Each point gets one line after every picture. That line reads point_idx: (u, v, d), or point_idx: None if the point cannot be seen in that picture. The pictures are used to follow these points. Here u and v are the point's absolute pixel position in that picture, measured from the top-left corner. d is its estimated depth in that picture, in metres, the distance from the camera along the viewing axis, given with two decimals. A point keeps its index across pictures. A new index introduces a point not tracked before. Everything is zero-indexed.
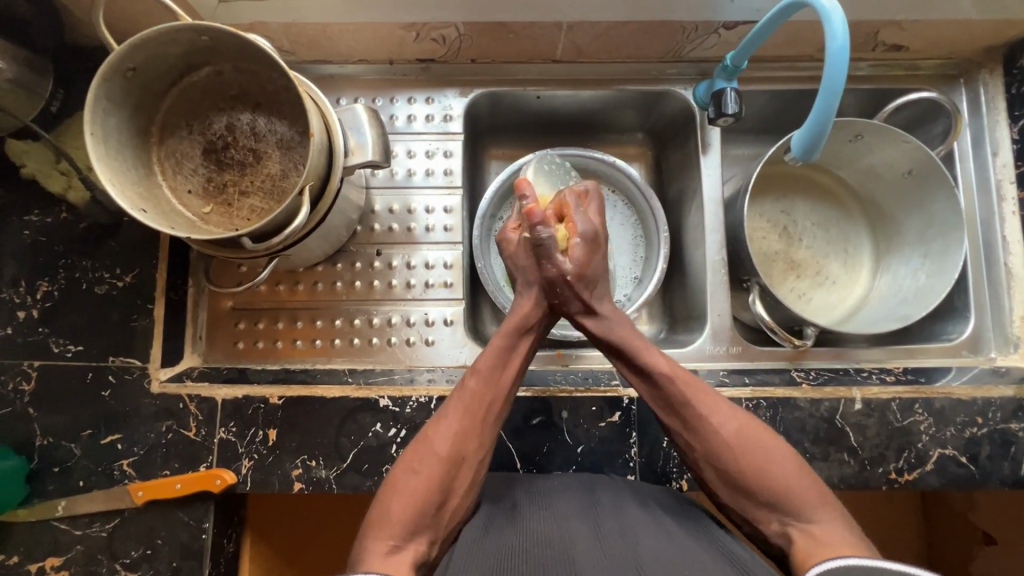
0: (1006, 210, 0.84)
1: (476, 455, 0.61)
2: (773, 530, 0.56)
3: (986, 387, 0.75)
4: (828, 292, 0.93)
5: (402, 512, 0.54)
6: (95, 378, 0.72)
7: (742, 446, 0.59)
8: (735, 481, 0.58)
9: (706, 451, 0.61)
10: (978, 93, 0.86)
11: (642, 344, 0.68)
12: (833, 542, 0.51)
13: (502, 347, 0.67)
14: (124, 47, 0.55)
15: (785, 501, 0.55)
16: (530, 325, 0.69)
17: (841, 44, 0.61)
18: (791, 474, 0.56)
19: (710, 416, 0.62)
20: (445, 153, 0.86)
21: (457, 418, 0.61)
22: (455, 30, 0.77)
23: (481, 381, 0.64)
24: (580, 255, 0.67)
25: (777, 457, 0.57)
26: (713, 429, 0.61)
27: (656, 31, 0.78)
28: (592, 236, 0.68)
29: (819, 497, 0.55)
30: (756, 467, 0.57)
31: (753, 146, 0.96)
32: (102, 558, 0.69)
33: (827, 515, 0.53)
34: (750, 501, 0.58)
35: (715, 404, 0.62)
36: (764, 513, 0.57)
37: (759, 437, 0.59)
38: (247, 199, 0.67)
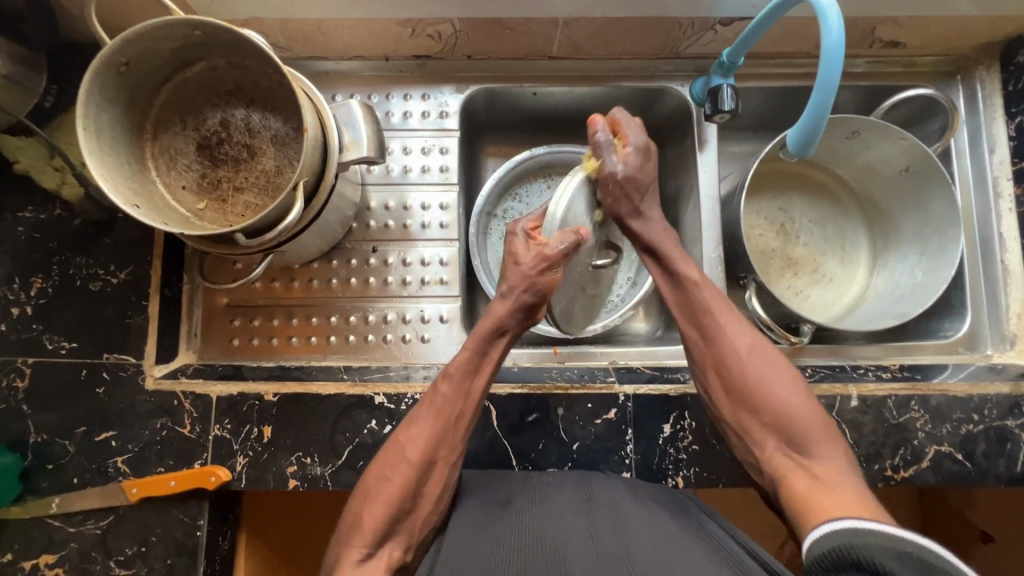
0: (1003, 207, 0.84)
1: (450, 459, 0.61)
2: (766, 451, 0.60)
3: (982, 384, 0.74)
4: (825, 289, 0.93)
5: (372, 522, 0.55)
6: (89, 375, 0.72)
7: (756, 365, 0.63)
8: (742, 396, 0.62)
9: (719, 363, 0.64)
10: (974, 90, 0.86)
11: (679, 253, 0.70)
12: (830, 476, 0.54)
13: (474, 351, 0.64)
14: (117, 41, 0.55)
15: (787, 426, 0.59)
16: (502, 330, 0.64)
17: (836, 39, 0.60)
18: (798, 401, 0.60)
19: (730, 332, 0.65)
20: (441, 149, 0.85)
21: (426, 424, 0.60)
22: (451, 26, 0.77)
23: (452, 384, 0.62)
24: (632, 161, 0.66)
25: (788, 384, 0.61)
26: (729, 341, 0.64)
27: (653, 28, 0.77)
28: (643, 147, 0.66)
29: (819, 428, 0.58)
30: (766, 388, 0.61)
31: (750, 143, 0.95)
32: (96, 556, 0.68)
33: (828, 449, 0.57)
34: (752, 420, 0.61)
35: (735, 321, 0.65)
36: (761, 431, 0.60)
37: (772, 360, 0.63)
38: (241, 195, 0.67)
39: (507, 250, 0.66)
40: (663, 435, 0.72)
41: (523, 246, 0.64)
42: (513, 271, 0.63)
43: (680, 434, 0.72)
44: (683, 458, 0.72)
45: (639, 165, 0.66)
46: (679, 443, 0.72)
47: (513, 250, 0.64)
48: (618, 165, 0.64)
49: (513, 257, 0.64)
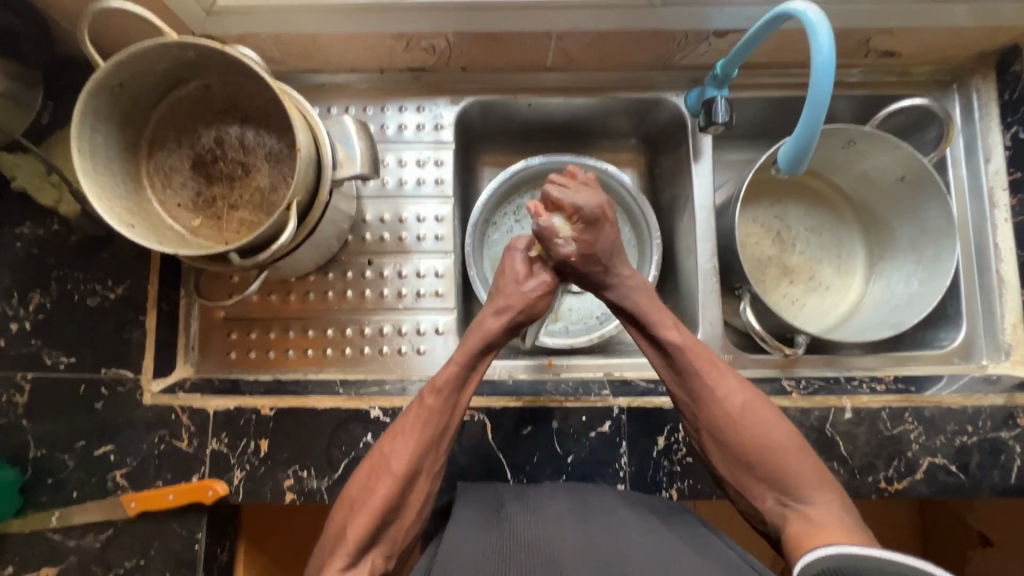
0: (998, 217, 0.84)
1: (432, 469, 0.62)
2: (765, 504, 0.60)
3: (977, 396, 0.74)
4: (821, 298, 0.93)
5: (356, 534, 0.55)
6: (88, 389, 0.72)
7: (747, 423, 0.61)
8: (736, 454, 0.61)
9: (710, 422, 0.63)
10: (970, 99, 0.86)
11: (659, 308, 0.67)
12: (826, 522, 0.54)
13: (461, 366, 0.63)
14: (109, 63, 0.55)
15: (782, 480, 0.59)
16: (492, 345, 0.66)
17: (826, 57, 0.60)
18: (791, 454, 0.59)
19: (721, 390, 0.63)
20: (436, 162, 0.86)
21: (412, 438, 0.60)
22: (446, 40, 0.77)
23: (439, 398, 0.62)
24: (583, 237, 0.64)
25: (781, 437, 0.60)
26: (720, 401, 0.62)
27: (648, 40, 0.77)
28: (591, 213, 0.63)
29: (814, 479, 0.58)
30: (758, 445, 0.60)
31: (746, 152, 0.95)
32: (96, 568, 0.69)
33: (823, 497, 0.57)
34: (748, 475, 0.61)
35: (726, 378, 0.64)
36: (758, 485, 0.60)
37: (764, 412, 0.62)
38: (236, 213, 0.67)
39: (503, 268, 0.69)
40: (656, 447, 0.73)
41: (522, 267, 0.68)
42: (513, 290, 0.67)
43: (674, 446, 0.73)
44: (677, 471, 0.72)
45: (591, 240, 0.64)
46: (673, 455, 0.73)
47: (513, 267, 0.68)
48: (568, 250, 0.64)
49: (514, 275, 0.67)
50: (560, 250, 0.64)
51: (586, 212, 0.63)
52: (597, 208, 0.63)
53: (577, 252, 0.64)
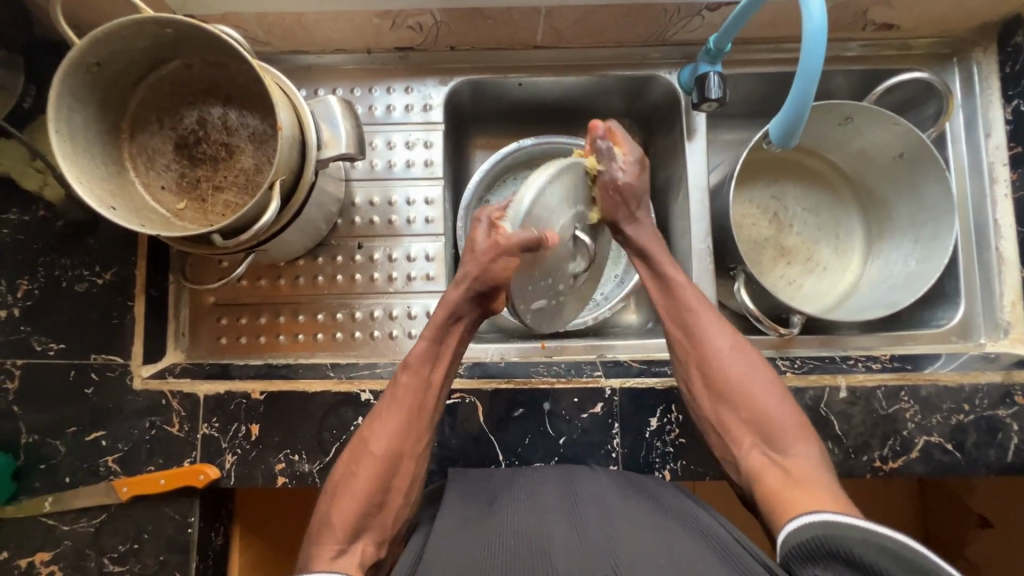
0: (999, 193, 0.82)
1: (415, 451, 0.63)
2: (744, 450, 0.61)
3: (974, 373, 0.73)
4: (819, 279, 0.92)
5: (342, 520, 0.56)
6: (78, 376, 0.72)
7: (734, 366, 0.64)
8: (720, 396, 0.64)
9: (700, 363, 0.66)
10: (970, 72, 0.84)
11: (665, 256, 0.73)
12: (804, 472, 0.55)
13: (431, 339, 0.67)
14: (85, 41, 0.54)
15: (763, 426, 0.60)
16: (457, 316, 0.67)
17: (818, 26, 0.59)
18: (775, 404, 0.61)
19: (711, 333, 0.67)
20: (426, 143, 0.84)
21: (389, 417, 0.63)
22: (432, 17, 0.75)
23: (411, 376, 0.65)
24: (632, 170, 0.71)
25: (767, 383, 0.63)
26: (709, 342, 0.66)
27: (639, 14, 0.76)
28: (637, 158, 0.71)
29: (796, 428, 0.59)
30: (743, 390, 0.63)
31: (741, 131, 0.94)
32: (91, 553, 0.70)
33: (802, 447, 0.58)
34: (731, 416, 0.63)
35: (718, 324, 0.67)
36: (738, 429, 0.62)
37: (752, 362, 0.65)
38: (221, 194, 0.66)
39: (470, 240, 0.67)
40: (649, 428, 0.72)
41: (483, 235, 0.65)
42: (470, 258, 0.65)
43: (666, 427, 0.72)
44: (670, 451, 0.72)
45: (639, 174, 0.72)
46: (666, 436, 0.72)
47: (473, 239, 0.66)
48: (621, 173, 0.70)
49: (473, 245, 0.66)
50: (619, 173, 0.70)
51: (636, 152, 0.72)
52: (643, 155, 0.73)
53: (628, 176, 0.70)
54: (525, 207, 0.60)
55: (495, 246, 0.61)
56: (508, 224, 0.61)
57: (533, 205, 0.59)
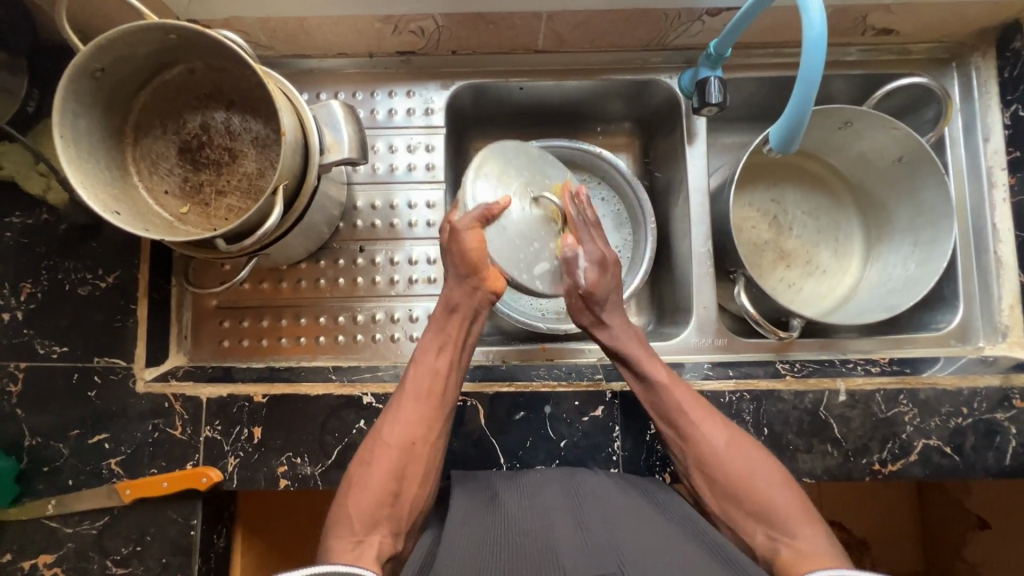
0: (997, 197, 0.82)
1: (428, 438, 0.66)
2: (756, 541, 0.59)
3: (972, 377, 0.74)
4: (818, 282, 0.92)
5: (359, 513, 0.59)
6: (81, 379, 0.72)
7: (735, 458, 0.63)
8: (723, 490, 0.62)
9: (698, 460, 0.65)
10: (969, 77, 0.84)
11: (647, 353, 0.72)
12: (815, 554, 0.53)
13: (434, 330, 0.72)
14: (90, 47, 0.54)
15: (769, 515, 0.59)
16: (453, 306, 0.71)
17: (819, 33, 0.59)
18: (777, 492, 0.60)
19: (703, 429, 0.66)
20: (427, 147, 0.85)
21: (400, 407, 0.66)
22: (434, 22, 0.76)
23: (417, 367, 0.69)
24: (592, 273, 0.71)
25: (765, 473, 0.62)
26: (702, 436, 0.65)
27: (640, 19, 0.76)
28: (600, 258, 0.71)
29: (800, 512, 0.58)
30: (743, 483, 0.61)
31: (741, 135, 0.94)
32: (94, 555, 0.70)
33: (810, 531, 0.56)
34: (737, 511, 0.61)
35: (709, 418, 0.67)
36: (747, 522, 0.60)
37: (748, 452, 0.64)
38: (224, 199, 0.67)
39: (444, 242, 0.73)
40: (650, 431, 0.72)
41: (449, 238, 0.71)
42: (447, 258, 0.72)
43: None
44: (670, 454, 0.72)
45: (601, 278, 0.72)
46: None
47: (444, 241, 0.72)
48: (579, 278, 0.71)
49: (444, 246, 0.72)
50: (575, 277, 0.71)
51: (598, 246, 0.72)
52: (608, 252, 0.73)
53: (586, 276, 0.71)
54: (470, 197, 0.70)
55: (455, 230, 0.68)
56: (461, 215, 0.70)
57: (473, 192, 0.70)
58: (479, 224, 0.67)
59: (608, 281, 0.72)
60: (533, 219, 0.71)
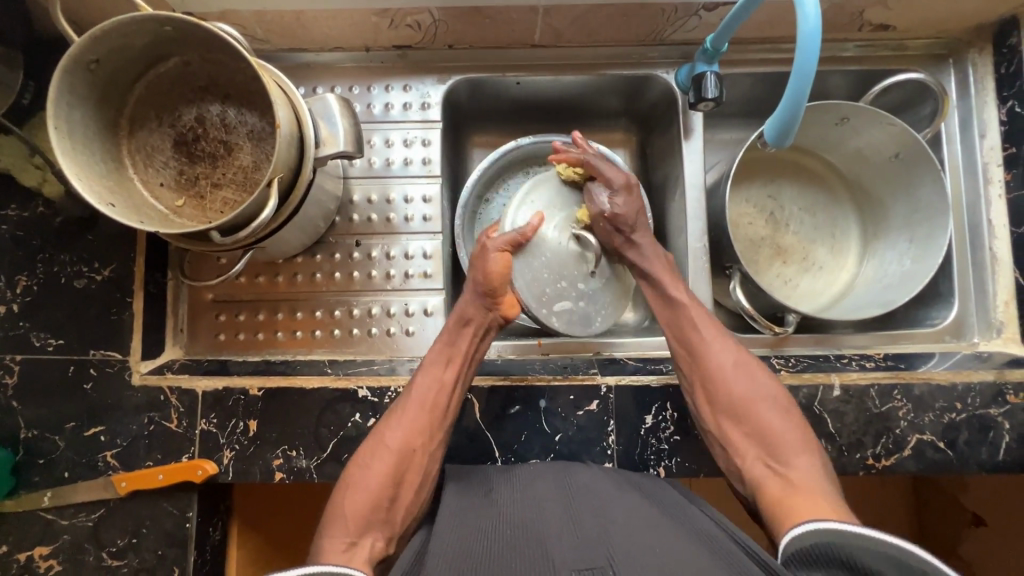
0: (993, 193, 0.83)
1: (427, 448, 0.66)
2: (748, 462, 0.64)
3: (966, 372, 0.74)
4: (814, 278, 0.92)
5: (354, 514, 0.59)
6: (77, 371, 0.72)
7: (740, 378, 0.68)
8: (725, 410, 0.67)
9: (705, 379, 0.69)
10: (966, 73, 0.84)
11: (669, 277, 0.76)
12: (806, 482, 0.58)
13: (445, 341, 0.73)
14: (84, 38, 0.54)
15: (768, 437, 0.63)
16: (467, 320, 0.73)
17: (813, 26, 0.59)
18: (777, 419, 0.64)
19: (715, 348, 0.70)
20: (424, 141, 0.85)
21: (403, 414, 0.67)
22: (430, 16, 0.76)
23: (426, 376, 0.69)
24: (618, 201, 0.76)
25: (768, 397, 0.66)
26: (714, 355, 0.70)
27: (637, 14, 0.76)
28: (625, 184, 0.76)
29: (797, 442, 0.62)
30: (747, 403, 0.66)
31: (738, 131, 0.95)
32: (90, 548, 0.70)
33: (803, 458, 0.61)
34: (735, 430, 0.66)
35: (722, 340, 0.71)
36: (743, 441, 0.65)
37: (755, 374, 0.68)
38: (219, 192, 0.67)
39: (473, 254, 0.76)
40: (644, 425, 0.73)
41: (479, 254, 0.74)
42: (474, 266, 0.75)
43: (661, 425, 0.73)
44: (665, 448, 0.72)
45: (627, 204, 0.76)
46: (661, 433, 0.73)
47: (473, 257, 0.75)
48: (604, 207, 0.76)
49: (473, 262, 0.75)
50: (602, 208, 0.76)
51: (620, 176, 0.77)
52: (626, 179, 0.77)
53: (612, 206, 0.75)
54: (511, 221, 0.76)
55: (485, 248, 0.73)
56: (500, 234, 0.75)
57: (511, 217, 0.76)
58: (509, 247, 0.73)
59: (633, 204, 0.76)
60: (569, 254, 0.76)
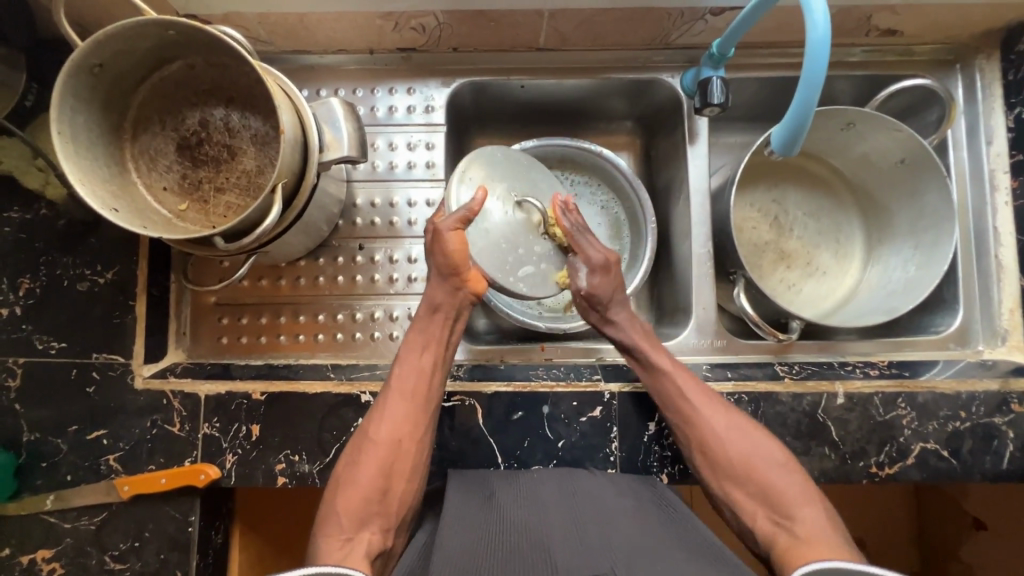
0: (999, 200, 0.82)
1: (416, 435, 0.67)
2: (757, 523, 0.62)
3: (970, 381, 0.74)
4: (818, 283, 0.92)
5: (347, 512, 0.61)
6: (79, 374, 0.72)
7: (734, 441, 0.66)
8: (726, 474, 0.66)
9: (701, 445, 0.67)
10: (973, 79, 0.83)
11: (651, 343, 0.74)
12: (814, 536, 0.56)
13: (418, 331, 0.71)
14: (87, 43, 0.54)
15: (772, 497, 0.62)
16: (437, 307, 0.71)
17: (822, 35, 0.58)
18: (779, 476, 0.63)
19: (704, 414, 0.68)
20: (428, 145, 0.84)
21: (387, 404, 0.67)
22: (435, 19, 0.75)
23: (404, 366, 0.69)
24: (594, 280, 0.73)
25: (766, 456, 0.65)
26: (705, 423, 0.68)
27: (643, 18, 0.75)
28: (603, 259, 0.73)
29: (799, 495, 0.61)
30: (746, 467, 0.65)
31: (743, 135, 0.94)
32: (92, 551, 0.70)
33: (809, 511, 0.59)
34: (741, 493, 0.65)
35: (711, 405, 0.69)
36: (750, 504, 0.64)
37: (748, 433, 0.67)
38: (223, 196, 0.66)
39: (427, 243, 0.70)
40: (648, 432, 0.73)
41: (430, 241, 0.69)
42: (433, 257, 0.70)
43: (664, 432, 0.73)
44: (668, 456, 0.72)
45: (603, 282, 0.74)
46: (664, 440, 0.73)
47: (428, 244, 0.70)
48: (581, 283, 0.73)
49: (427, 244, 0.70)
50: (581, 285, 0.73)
51: (600, 247, 0.73)
52: (606, 256, 0.74)
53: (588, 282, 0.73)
54: (454, 198, 0.67)
55: (437, 230, 0.67)
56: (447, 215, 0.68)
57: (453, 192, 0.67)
58: (462, 225, 0.66)
59: (609, 282, 0.74)
60: (520, 223, 0.70)
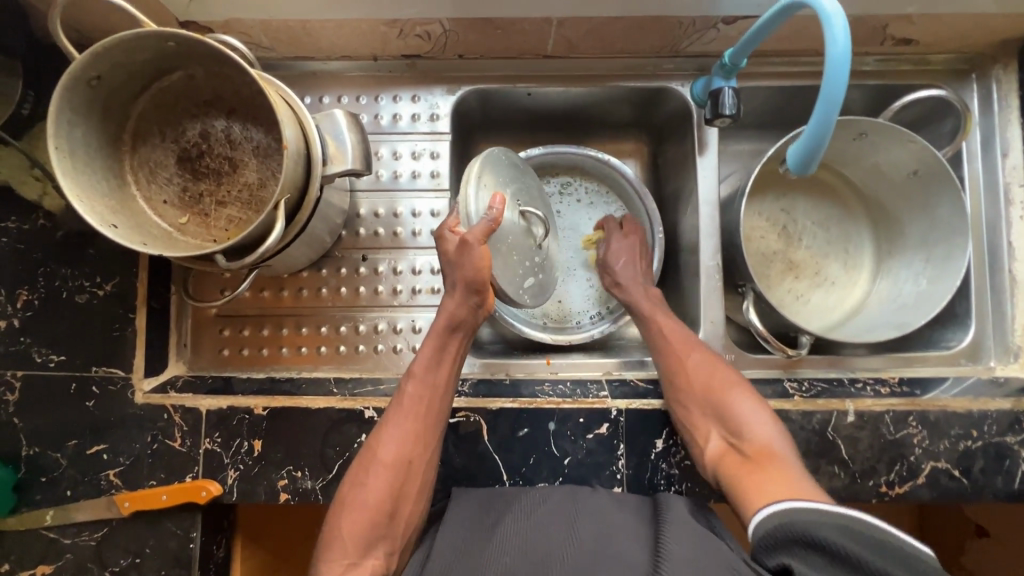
0: (1014, 215, 0.81)
1: (424, 457, 0.66)
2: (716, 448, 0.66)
3: (983, 399, 0.73)
4: (826, 294, 0.91)
5: (352, 536, 0.59)
6: (78, 388, 0.71)
7: (706, 373, 0.70)
8: (694, 405, 0.69)
9: (676, 379, 0.72)
10: (990, 90, 0.82)
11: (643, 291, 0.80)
12: (769, 458, 0.60)
13: (435, 347, 0.69)
14: (84, 56, 0.52)
15: (733, 424, 0.66)
16: (458, 326, 0.70)
17: (842, 52, 0.56)
18: (742, 405, 0.67)
19: (683, 351, 0.73)
20: (432, 154, 0.83)
21: (397, 425, 0.65)
22: (441, 26, 0.73)
23: (418, 383, 0.68)
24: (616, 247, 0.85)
25: (733, 389, 0.69)
26: (683, 359, 0.72)
27: (653, 26, 0.73)
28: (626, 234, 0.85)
29: (760, 422, 0.65)
30: (713, 397, 0.68)
31: (753, 143, 0.93)
32: (93, 567, 0.69)
33: (765, 434, 0.63)
34: (705, 422, 0.68)
35: (688, 342, 0.74)
36: (712, 432, 0.67)
37: (719, 368, 0.71)
38: (224, 209, 0.65)
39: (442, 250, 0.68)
40: (655, 450, 0.72)
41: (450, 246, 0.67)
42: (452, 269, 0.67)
43: (672, 449, 0.72)
44: (675, 473, 0.71)
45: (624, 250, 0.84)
46: (671, 458, 0.72)
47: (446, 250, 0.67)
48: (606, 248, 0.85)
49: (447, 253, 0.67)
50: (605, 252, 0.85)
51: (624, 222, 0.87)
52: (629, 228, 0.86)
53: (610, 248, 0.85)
54: (471, 206, 0.65)
55: (465, 244, 0.64)
56: (467, 228, 0.66)
57: (468, 205, 0.65)
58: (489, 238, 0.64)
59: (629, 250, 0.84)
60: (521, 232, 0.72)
